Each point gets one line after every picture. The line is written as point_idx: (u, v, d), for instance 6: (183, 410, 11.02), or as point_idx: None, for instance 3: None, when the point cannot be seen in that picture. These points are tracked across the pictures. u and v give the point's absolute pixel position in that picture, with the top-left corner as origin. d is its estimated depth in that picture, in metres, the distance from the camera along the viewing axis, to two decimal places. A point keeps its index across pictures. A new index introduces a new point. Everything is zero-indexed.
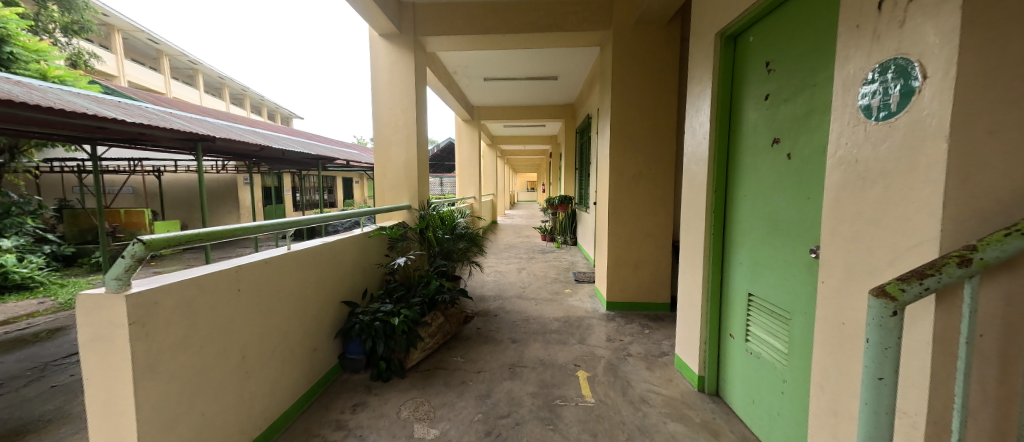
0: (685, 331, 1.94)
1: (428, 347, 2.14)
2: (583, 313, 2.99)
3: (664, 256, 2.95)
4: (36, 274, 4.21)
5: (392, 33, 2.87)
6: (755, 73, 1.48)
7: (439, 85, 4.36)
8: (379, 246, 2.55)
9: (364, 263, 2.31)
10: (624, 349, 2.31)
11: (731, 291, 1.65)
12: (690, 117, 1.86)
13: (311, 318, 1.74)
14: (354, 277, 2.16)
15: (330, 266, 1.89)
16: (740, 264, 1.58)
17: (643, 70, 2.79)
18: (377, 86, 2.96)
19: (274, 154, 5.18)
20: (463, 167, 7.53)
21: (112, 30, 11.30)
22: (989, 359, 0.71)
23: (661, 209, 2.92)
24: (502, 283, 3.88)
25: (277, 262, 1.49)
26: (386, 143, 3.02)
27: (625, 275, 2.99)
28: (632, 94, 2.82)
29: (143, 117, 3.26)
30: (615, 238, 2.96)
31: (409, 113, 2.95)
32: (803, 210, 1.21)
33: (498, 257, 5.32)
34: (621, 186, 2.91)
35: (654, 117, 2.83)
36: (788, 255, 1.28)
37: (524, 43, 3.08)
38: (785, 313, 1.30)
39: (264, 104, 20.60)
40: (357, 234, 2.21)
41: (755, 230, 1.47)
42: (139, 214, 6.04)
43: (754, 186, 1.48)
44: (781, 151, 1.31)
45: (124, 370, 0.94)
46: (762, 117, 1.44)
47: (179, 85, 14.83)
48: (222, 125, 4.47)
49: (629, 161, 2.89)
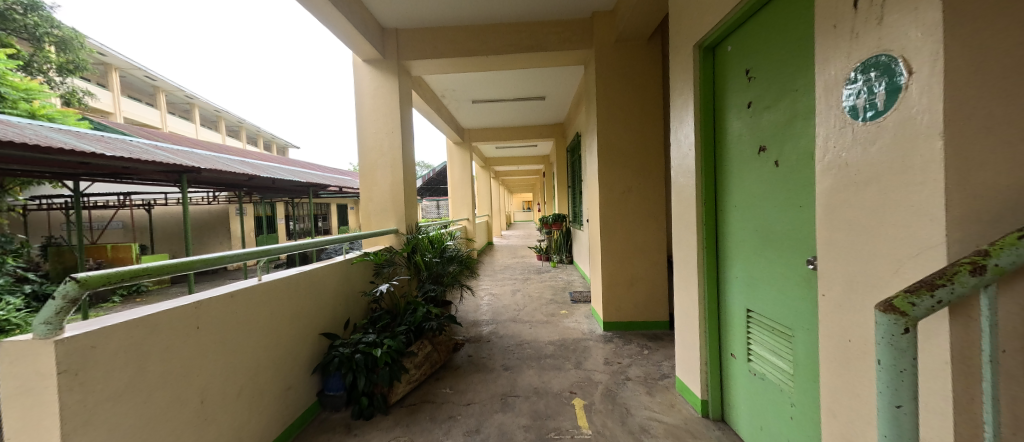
0: (683, 352, 1.84)
1: (413, 379, 2.00)
2: (579, 335, 2.86)
3: (659, 272, 2.87)
4: (13, 316, 3.99)
5: (375, 58, 2.90)
6: (735, 82, 1.45)
7: (427, 109, 4.40)
8: (363, 273, 2.45)
9: (347, 292, 2.20)
10: (622, 373, 2.19)
11: (728, 308, 1.57)
12: (674, 129, 1.83)
13: (284, 353, 1.62)
14: (335, 307, 2.05)
15: (307, 296, 1.80)
16: (734, 278, 1.51)
17: (626, 86, 2.81)
18: (361, 110, 2.95)
19: (265, 183, 5.15)
20: (455, 188, 7.52)
21: (111, 69, 11.56)
22: (1019, 379, 0.62)
23: (653, 223, 2.86)
24: (497, 306, 3.74)
25: (244, 294, 1.39)
26: (371, 168, 2.99)
27: (621, 293, 2.89)
28: (616, 109, 2.83)
29: (125, 151, 3.23)
30: (609, 255, 2.88)
31: (393, 136, 2.94)
32: (795, 220, 1.15)
33: (492, 279, 5.20)
34: (612, 202, 2.86)
35: (641, 131, 2.83)
36: (785, 268, 1.20)
37: (508, 64, 3.13)
38: (786, 329, 1.22)
39: (260, 135, 20.90)
40: (337, 261, 2.12)
41: (747, 242, 1.41)
42: (126, 249, 5.88)
43: (741, 197, 1.43)
44: (768, 159, 1.26)
45: (48, 428, 0.83)
46: (745, 126, 1.40)
47: (175, 119, 15.04)
48: (209, 156, 4.43)
49: (617, 176, 2.85)
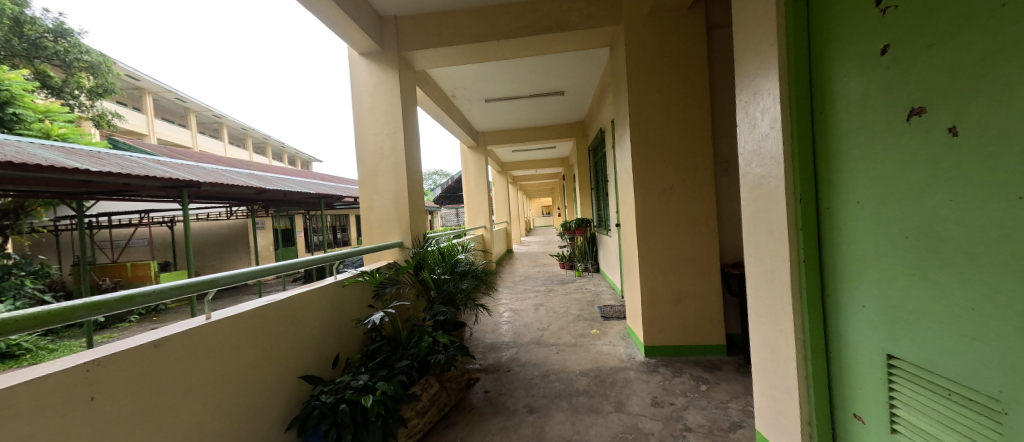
0: (768, 401, 1.36)
1: (415, 431, 1.62)
2: (615, 362, 2.41)
3: (711, 286, 2.38)
4: (23, 341, 3.76)
5: (373, 51, 2.60)
6: (850, 22, 1.00)
7: (437, 110, 4.10)
8: (361, 295, 2.11)
9: (338, 320, 1.85)
10: (679, 419, 1.72)
11: (844, 349, 1.09)
12: (746, 104, 1.38)
13: (248, 409, 1.27)
14: (321, 341, 1.70)
15: (280, 331, 1.46)
16: (857, 308, 1.04)
17: (663, 65, 2.38)
18: (360, 110, 2.64)
19: (275, 195, 5.01)
20: (471, 195, 7.17)
21: (144, 93, 12.10)
22: None
23: (702, 226, 2.37)
24: (517, 325, 3.33)
25: (177, 340, 1.04)
26: (371, 173, 2.66)
27: (664, 312, 2.42)
28: (651, 92, 2.39)
29: (118, 166, 3.06)
30: (649, 266, 2.42)
31: (396, 137, 2.61)
32: (1013, 220, 0.69)
33: (512, 292, 4.80)
34: (650, 203, 2.41)
35: (683, 117, 2.37)
36: (985, 297, 0.74)
37: (521, 51, 2.77)
38: (987, 398, 0.75)
39: (284, 151, 21.59)
40: (325, 285, 1.79)
41: (884, 253, 0.94)
42: (145, 267, 5.89)
43: (869, 188, 0.97)
44: (933, 127, 0.81)
45: None
46: (873, 82, 0.94)
47: (204, 138, 15.68)
48: (214, 170, 4.30)
49: (657, 171, 2.41)
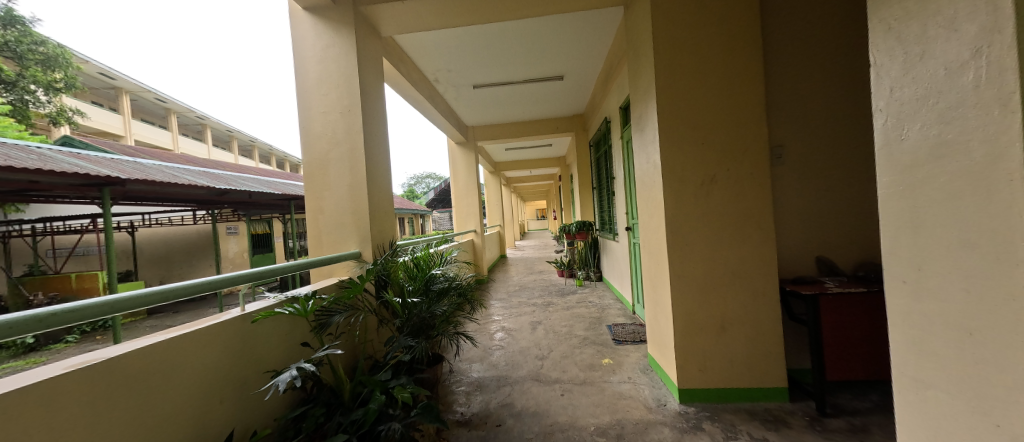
0: None
1: None
2: (639, 411, 1.81)
3: (767, 309, 1.79)
4: None
5: (322, 5, 2.01)
6: None
7: (415, 95, 3.54)
8: (289, 330, 1.50)
9: (242, 374, 1.25)
10: None
11: None
12: (908, 17, 0.80)
13: None
14: (198, 417, 1.08)
15: (98, 416, 0.85)
16: None
17: (702, 17, 1.81)
18: (304, 80, 2.04)
19: (237, 196, 4.41)
20: (459, 197, 6.55)
21: (121, 92, 11.43)
22: None
23: (755, 230, 1.79)
24: (512, 352, 2.72)
25: None
26: (320, 163, 2.06)
27: (704, 344, 1.83)
28: (684, 53, 1.83)
29: (6, 158, 2.44)
30: (682, 284, 1.84)
31: (350, 116, 2.02)
32: None
33: (506, 306, 4.19)
34: (684, 199, 1.83)
35: (728, 86, 1.80)
36: None
37: (511, 10, 2.20)
38: None
39: (272, 154, 20.87)
40: (214, 324, 1.17)
41: None
42: (91, 277, 5.22)
43: None
44: None
45: None
46: None
47: (187, 140, 14.97)
48: (151, 167, 3.67)
49: (693, 156, 1.83)
